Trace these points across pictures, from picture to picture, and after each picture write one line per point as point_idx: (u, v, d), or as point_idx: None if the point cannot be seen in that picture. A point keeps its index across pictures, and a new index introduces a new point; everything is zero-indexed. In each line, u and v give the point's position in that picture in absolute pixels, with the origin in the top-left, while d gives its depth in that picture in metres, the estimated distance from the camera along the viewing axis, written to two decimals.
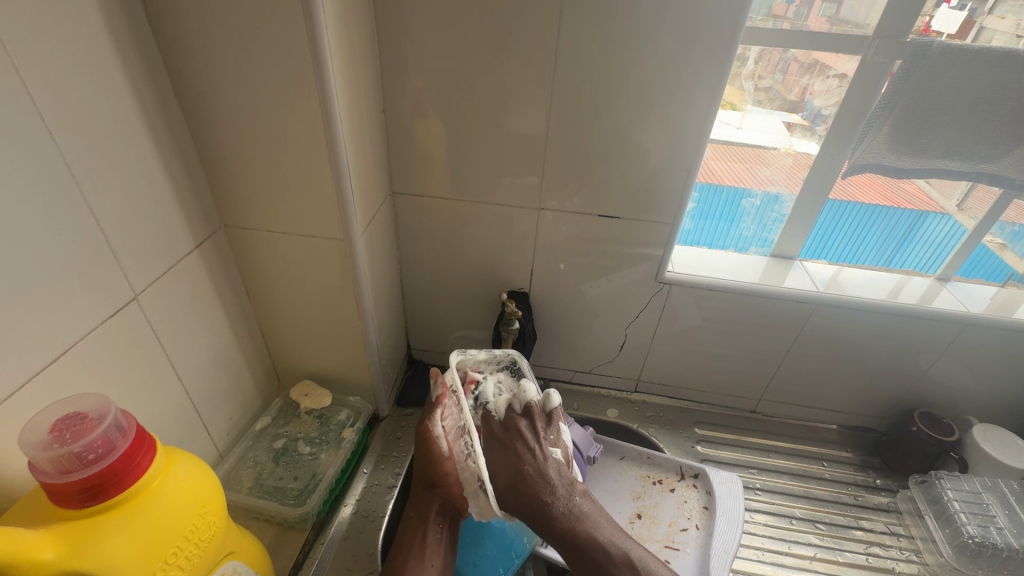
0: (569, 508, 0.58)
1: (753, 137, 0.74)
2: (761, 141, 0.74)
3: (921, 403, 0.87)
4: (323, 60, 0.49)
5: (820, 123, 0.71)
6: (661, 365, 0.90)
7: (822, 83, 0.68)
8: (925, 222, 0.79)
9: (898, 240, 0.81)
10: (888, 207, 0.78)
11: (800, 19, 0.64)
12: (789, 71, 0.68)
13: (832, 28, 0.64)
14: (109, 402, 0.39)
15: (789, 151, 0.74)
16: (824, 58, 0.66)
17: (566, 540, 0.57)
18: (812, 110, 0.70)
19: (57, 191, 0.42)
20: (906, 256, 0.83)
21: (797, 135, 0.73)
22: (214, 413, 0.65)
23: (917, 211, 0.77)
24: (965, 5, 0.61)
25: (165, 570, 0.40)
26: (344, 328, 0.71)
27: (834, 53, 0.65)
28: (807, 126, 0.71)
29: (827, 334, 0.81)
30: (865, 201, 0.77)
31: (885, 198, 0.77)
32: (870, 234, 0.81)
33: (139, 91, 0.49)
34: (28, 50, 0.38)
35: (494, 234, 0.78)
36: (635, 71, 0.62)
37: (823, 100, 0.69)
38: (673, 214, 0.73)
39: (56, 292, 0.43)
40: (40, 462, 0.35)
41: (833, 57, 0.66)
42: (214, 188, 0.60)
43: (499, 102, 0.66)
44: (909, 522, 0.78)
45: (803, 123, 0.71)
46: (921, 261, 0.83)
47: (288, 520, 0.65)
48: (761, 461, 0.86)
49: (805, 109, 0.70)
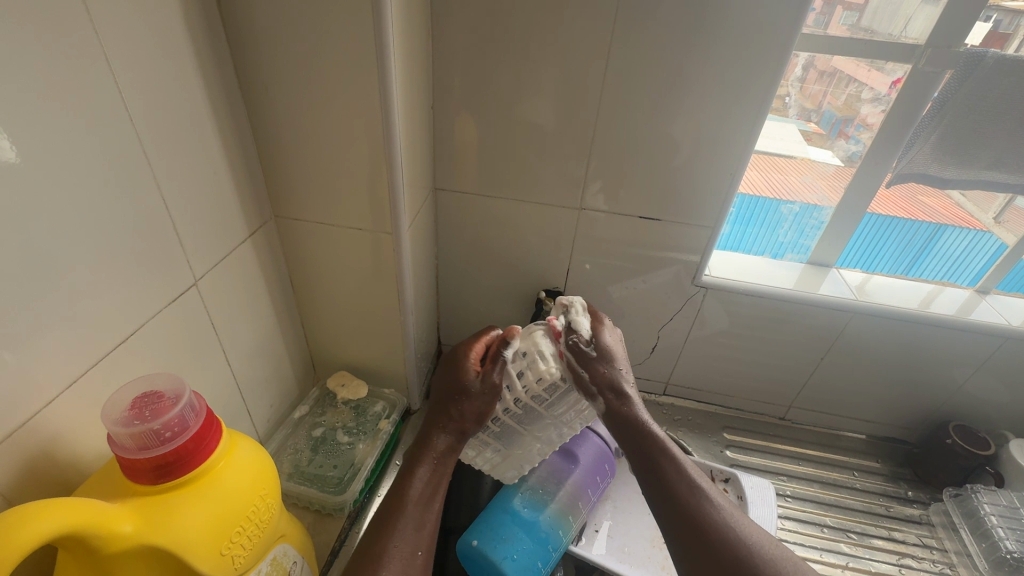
0: (650, 427, 0.55)
1: (769, 143, 0.74)
2: (780, 149, 0.74)
3: (954, 416, 0.86)
4: (386, 56, 0.50)
5: (839, 129, 0.71)
6: (691, 369, 0.90)
7: (868, 91, 0.68)
8: (943, 235, 0.79)
9: (916, 252, 0.81)
10: (906, 219, 0.78)
11: (820, 26, 0.64)
12: (807, 78, 0.69)
13: (854, 35, 0.64)
14: (183, 382, 0.40)
15: (801, 158, 0.74)
16: (843, 67, 0.67)
17: (649, 460, 0.53)
18: (828, 118, 0.71)
19: (132, 176, 0.43)
20: (924, 268, 0.83)
21: (814, 142, 0.73)
22: (257, 399, 0.66)
23: (934, 224, 0.77)
24: (990, 17, 0.61)
25: (229, 550, 0.41)
26: (384, 321, 0.72)
27: (853, 61, 0.66)
28: (824, 134, 0.72)
29: (862, 343, 0.81)
30: (883, 213, 0.77)
31: (905, 210, 0.77)
32: (886, 246, 0.81)
33: (208, 82, 0.50)
34: (117, 41, 0.40)
35: (533, 232, 0.79)
36: (685, 75, 0.62)
37: (838, 109, 0.70)
38: (714, 218, 0.72)
39: (128, 274, 0.45)
40: (120, 437, 0.36)
41: (853, 66, 0.67)
42: (268, 178, 0.61)
43: (547, 101, 0.67)
44: (941, 535, 0.78)
45: (819, 130, 0.72)
46: (938, 274, 0.83)
47: (327, 508, 0.65)
48: (791, 468, 0.86)
49: (823, 116, 0.71)
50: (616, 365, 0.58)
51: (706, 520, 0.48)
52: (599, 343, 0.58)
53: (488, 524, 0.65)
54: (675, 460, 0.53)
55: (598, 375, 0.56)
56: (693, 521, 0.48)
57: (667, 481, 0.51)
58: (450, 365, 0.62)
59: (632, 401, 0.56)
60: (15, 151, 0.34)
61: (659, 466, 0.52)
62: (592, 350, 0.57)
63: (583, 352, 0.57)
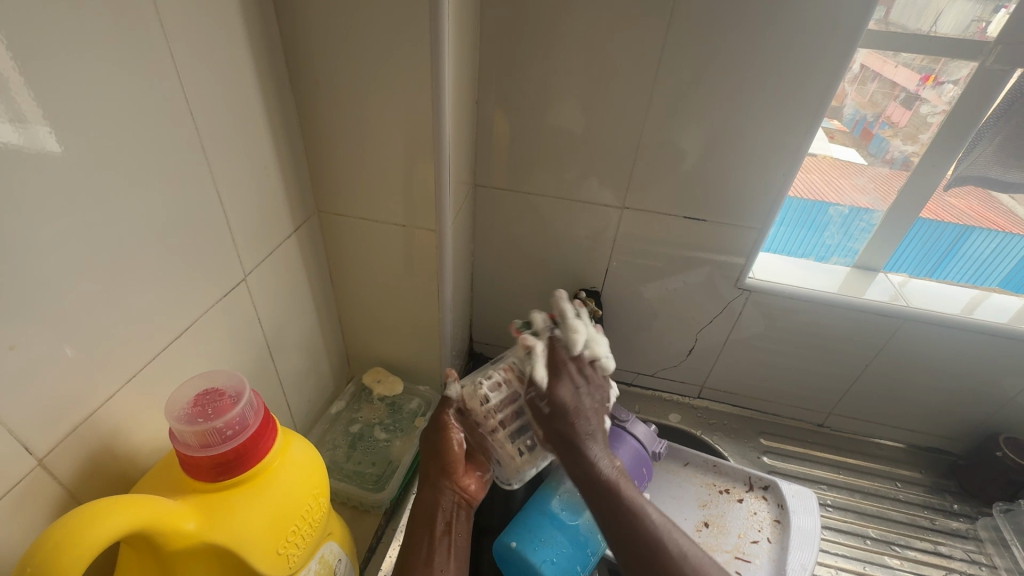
0: (603, 472, 0.53)
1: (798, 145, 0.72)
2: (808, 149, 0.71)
3: (1005, 428, 0.82)
4: (440, 51, 0.49)
5: (862, 127, 0.70)
6: (728, 372, 0.89)
7: (895, 89, 0.66)
8: (969, 239, 0.76)
9: (940, 254, 0.78)
10: (933, 221, 0.74)
11: None
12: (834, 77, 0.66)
13: (880, 32, 0.62)
14: (242, 380, 0.40)
15: (824, 156, 0.72)
16: (870, 64, 0.65)
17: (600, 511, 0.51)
18: (852, 117, 0.69)
19: (191, 170, 0.43)
20: (947, 272, 0.80)
21: (836, 141, 0.71)
22: (296, 394, 0.66)
23: (962, 227, 0.74)
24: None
25: (284, 549, 0.40)
26: (422, 319, 0.72)
27: (881, 58, 0.64)
28: (847, 133, 0.70)
29: (910, 351, 0.78)
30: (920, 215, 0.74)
31: (932, 212, 0.73)
32: (911, 245, 0.78)
33: (262, 76, 0.50)
34: (181, 35, 0.40)
35: (571, 230, 0.77)
36: (738, 73, 0.61)
37: (862, 107, 0.68)
38: (762, 219, 0.70)
39: (184, 270, 0.45)
40: (184, 434, 0.36)
41: (880, 64, 0.64)
42: (313, 173, 0.60)
43: (594, 97, 0.66)
44: (990, 551, 0.76)
45: (843, 128, 0.70)
46: (965, 275, 0.80)
47: (365, 504, 0.65)
48: (831, 477, 0.84)
49: (845, 115, 0.69)
50: (573, 418, 0.55)
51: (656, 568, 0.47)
52: (554, 398, 0.55)
53: (526, 526, 0.64)
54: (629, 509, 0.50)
55: (550, 431, 0.55)
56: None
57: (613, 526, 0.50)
58: (429, 437, 0.62)
59: (585, 454, 0.54)
60: (59, 143, 0.33)
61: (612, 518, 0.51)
62: (547, 407, 0.55)
63: (539, 408, 0.55)
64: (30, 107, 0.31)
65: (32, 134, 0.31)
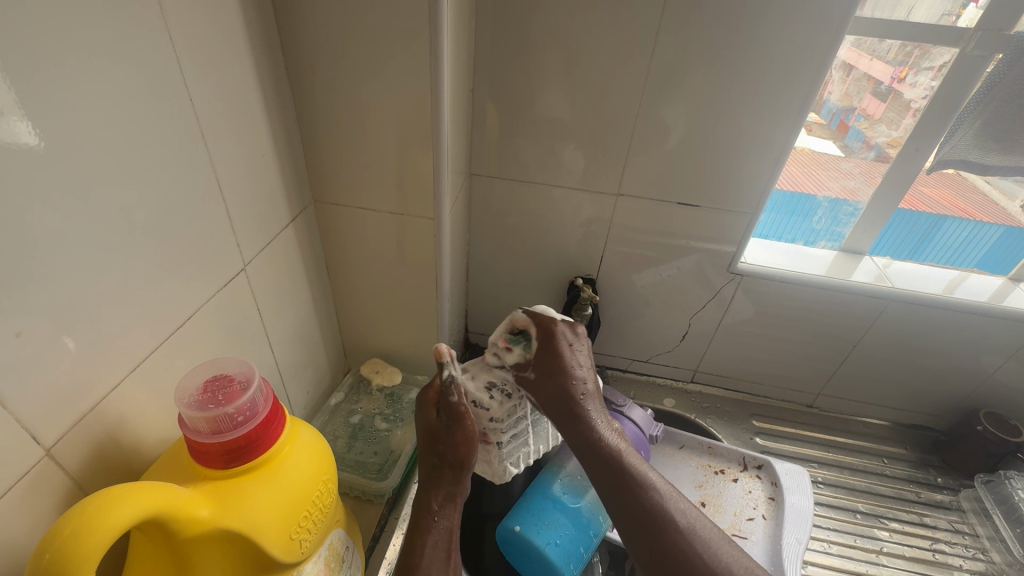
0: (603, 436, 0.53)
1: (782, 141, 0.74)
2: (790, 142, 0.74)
3: (985, 404, 0.86)
4: (440, 38, 0.49)
5: (839, 119, 0.73)
6: (721, 357, 0.90)
7: (870, 82, 0.69)
8: (943, 226, 0.79)
9: (916, 242, 0.81)
10: (910, 211, 0.78)
11: None
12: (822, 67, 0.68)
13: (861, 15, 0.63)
14: (251, 367, 0.40)
15: (802, 148, 0.76)
16: (849, 58, 0.67)
17: (598, 463, 0.51)
18: (829, 108, 0.72)
19: (192, 158, 0.43)
20: (927, 257, 0.82)
21: (814, 132, 0.75)
22: (294, 386, 0.66)
23: (936, 215, 0.78)
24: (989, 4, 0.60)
25: (297, 535, 0.41)
26: (419, 309, 0.72)
27: (858, 52, 0.67)
28: (825, 124, 0.74)
29: (896, 332, 0.81)
30: (903, 206, 0.77)
31: (913, 203, 0.77)
32: (889, 235, 0.81)
33: (258, 63, 0.49)
34: (179, 21, 0.39)
35: (566, 218, 0.78)
36: (732, 61, 0.61)
37: (840, 99, 0.71)
38: (754, 205, 0.72)
39: (185, 260, 0.44)
40: (195, 420, 0.36)
41: (856, 57, 0.67)
42: (308, 161, 0.60)
43: (589, 85, 0.66)
44: (973, 521, 0.79)
45: (821, 120, 0.73)
46: (943, 258, 0.82)
47: (368, 494, 0.65)
48: (822, 455, 0.86)
49: (823, 107, 0.72)
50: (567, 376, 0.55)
51: (666, 550, 0.46)
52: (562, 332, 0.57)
53: (529, 509, 0.65)
54: (636, 477, 0.50)
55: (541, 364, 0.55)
56: (650, 550, 0.46)
57: (616, 492, 0.50)
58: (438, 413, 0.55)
59: (582, 412, 0.54)
60: (37, 136, 0.31)
61: (618, 486, 0.50)
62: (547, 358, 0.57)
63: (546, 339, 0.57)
64: (7, 99, 0.29)
65: (9, 127, 0.29)
